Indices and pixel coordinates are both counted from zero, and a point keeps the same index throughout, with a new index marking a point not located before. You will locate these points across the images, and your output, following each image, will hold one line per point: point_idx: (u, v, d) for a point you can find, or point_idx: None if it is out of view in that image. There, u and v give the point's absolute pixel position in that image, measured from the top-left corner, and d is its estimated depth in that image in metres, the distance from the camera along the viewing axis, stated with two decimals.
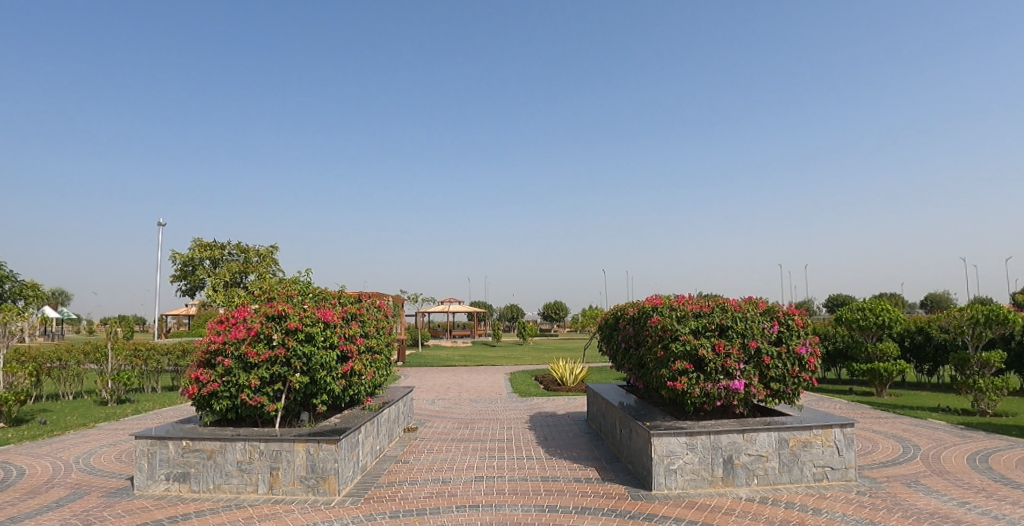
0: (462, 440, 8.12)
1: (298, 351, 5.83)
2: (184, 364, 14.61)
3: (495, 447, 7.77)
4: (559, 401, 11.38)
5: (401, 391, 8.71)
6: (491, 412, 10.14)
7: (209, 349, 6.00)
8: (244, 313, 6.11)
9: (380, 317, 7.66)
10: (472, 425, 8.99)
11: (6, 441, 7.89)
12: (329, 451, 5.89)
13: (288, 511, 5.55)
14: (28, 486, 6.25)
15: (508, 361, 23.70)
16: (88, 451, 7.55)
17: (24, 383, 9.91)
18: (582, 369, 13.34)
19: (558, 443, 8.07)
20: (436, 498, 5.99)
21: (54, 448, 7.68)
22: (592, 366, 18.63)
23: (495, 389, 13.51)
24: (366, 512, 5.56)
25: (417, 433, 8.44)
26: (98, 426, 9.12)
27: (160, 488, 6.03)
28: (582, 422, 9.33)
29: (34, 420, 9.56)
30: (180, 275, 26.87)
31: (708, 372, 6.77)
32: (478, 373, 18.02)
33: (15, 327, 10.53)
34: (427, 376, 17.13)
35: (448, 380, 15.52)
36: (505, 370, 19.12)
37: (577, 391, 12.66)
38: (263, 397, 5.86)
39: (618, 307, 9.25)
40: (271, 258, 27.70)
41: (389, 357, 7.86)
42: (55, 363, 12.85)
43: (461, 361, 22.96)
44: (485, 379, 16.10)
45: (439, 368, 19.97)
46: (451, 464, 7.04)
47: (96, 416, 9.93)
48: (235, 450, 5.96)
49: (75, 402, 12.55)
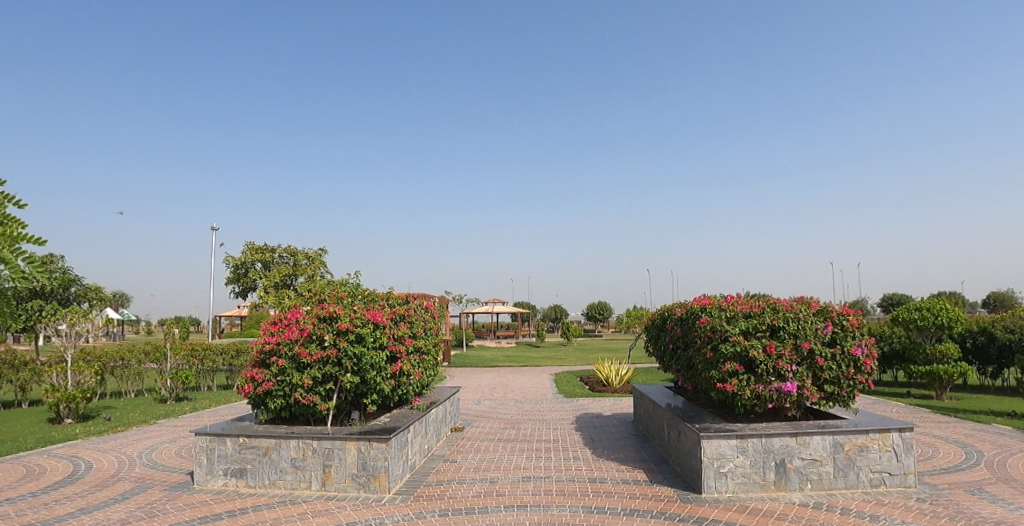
0: (508, 440, 8.11)
1: (349, 352, 5.89)
2: (238, 363, 14.88)
3: (542, 447, 7.72)
4: (606, 402, 11.29)
5: (448, 391, 8.69)
6: (537, 413, 10.11)
7: (263, 349, 6.13)
8: (296, 314, 6.21)
9: (428, 319, 7.58)
10: (518, 426, 8.98)
11: (74, 436, 8.23)
12: (381, 450, 5.99)
13: (340, 508, 5.70)
14: (96, 479, 6.57)
15: (553, 361, 23.66)
16: (150, 447, 7.80)
17: (89, 381, 10.37)
18: (629, 370, 13.22)
19: (605, 445, 7.94)
20: (485, 497, 6.04)
21: (118, 443, 7.98)
22: (638, 368, 18.44)
23: (541, 389, 13.50)
24: (416, 511, 5.67)
25: (464, 433, 8.46)
26: (158, 423, 9.44)
27: (218, 483, 6.23)
28: (630, 424, 9.16)
29: (99, 416, 9.93)
30: (232, 277, 27.74)
31: (760, 374, 6.60)
32: (523, 374, 18.08)
33: (80, 328, 10.75)
34: (473, 377, 17.21)
35: (493, 381, 15.55)
36: (550, 370, 19.12)
37: (624, 393, 12.52)
38: (316, 396, 5.97)
39: (665, 307, 9.05)
40: (320, 260, 28.18)
41: (437, 357, 7.79)
42: (118, 363, 13.42)
43: (506, 362, 23.06)
44: (531, 379, 16.09)
45: (484, 369, 20.05)
46: (499, 464, 7.01)
47: (157, 413, 10.28)
48: (289, 448, 6.10)
49: (136, 400, 12.98)
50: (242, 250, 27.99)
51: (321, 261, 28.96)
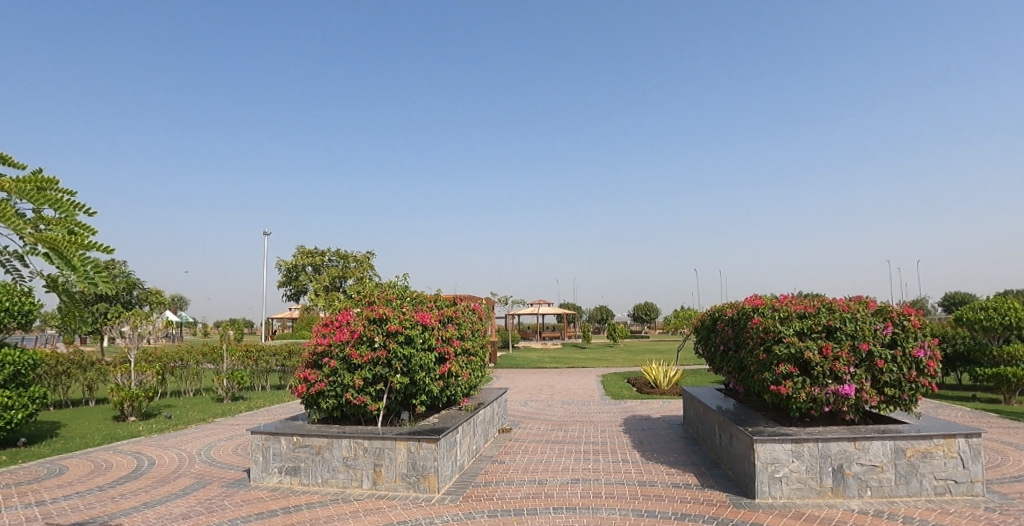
0: (555, 441, 8.08)
1: (399, 353, 5.96)
2: (291, 364, 15.30)
3: (589, 449, 7.67)
4: (654, 404, 11.14)
5: (495, 392, 8.71)
6: (584, 414, 10.05)
7: (316, 351, 6.25)
8: (347, 315, 6.31)
9: (476, 320, 7.61)
10: (566, 428, 8.94)
11: (138, 433, 8.59)
12: (430, 450, 6.03)
13: (391, 507, 5.77)
14: (159, 474, 6.83)
15: (598, 363, 23.55)
16: (208, 444, 8.07)
17: (151, 381, 10.81)
18: (678, 373, 13.03)
19: (654, 448, 7.82)
20: (534, 499, 6.02)
21: (179, 440, 8.29)
22: (686, 370, 18.16)
23: (588, 391, 13.43)
24: (465, 511, 5.69)
25: (511, 434, 8.47)
26: (216, 421, 9.76)
27: (273, 480, 6.39)
28: (679, 427, 9.01)
29: (161, 414, 10.34)
30: (285, 280, 28.63)
31: (816, 376, 6.38)
32: (569, 375, 18.04)
33: (143, 330, 11.24)
34: (519, 378, 17.27)
35: (540, 382, 15.56)
36: (596, 372, 18.98)
37: (673, 395, 12.35)
38: (367, 396, 6.05)
39: (714, 308, 8.87)
40: (369, 263, 28.75)
41: (485, 358, 7.82)
42: (178, 363, 13.97)
43: (551, 363, 23.02)
44: (578, 381, 16.05)
45: (530, 370, 20.11)
46: (547, 465, 6.98)
47: (214, 412, 10.65)
48: (341, 447, 6.20)
49: (195, 399, 13.50)
50: (294, 254, 28.88)
51: (369, 264, 29.55)
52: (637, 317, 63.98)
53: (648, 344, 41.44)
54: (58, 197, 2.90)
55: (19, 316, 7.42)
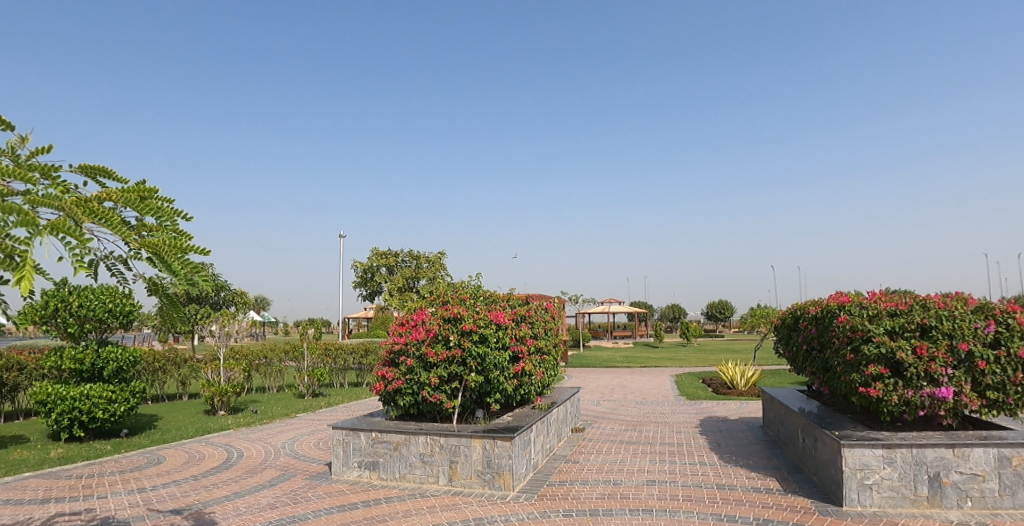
0: (630, 442, 7.98)
1: (473, 351, 6.02)
2: (367, 362, 15.84)
3: (664, 450, 7.53)
4: (730, 405, 10.82)
5: (569, 391, 8.69)
6: (658, 415, 9.89)
7: (393, 349, 6.41)
8: (422, 315, 6.43)
9: (549, 319, 7.61)
10: (640, 428, 8.82)
11: (228, 426, 9.09)
12: (505, 448, 6.08)
13: (467, 504, 5.85)
14: (248, 466, 7.21)
15: (672, 362, 23.11)
16: (292, 438, 8.44)
17: (239, 377, 11.41)
18: (757, 373, 12.55)
19: (732, 450, 7.60)
20: (609, 500, 5.96)
21: (265, 434, 8.70)
22: (764, 370, 17.50)
23: (661, 391, 13.22)
24: (540, 510, 5.70)
25: (585, 433, 8.43)
26: (298, 417, 10.19)
27: (353, 474, 6.60)
28: (758, 429, 8.72)
29: (248, 409, 10.91)
30: (360, 281, 29.75)
31: (909, 378, 6.01)
32: (642, 375, 17.82)
33: (231, 329, 11.89)
34: (591, 377, 17.22)
35: (612, 382, 15.45)
36: (669, 372, 18.62)
37: (751, 396, 11.95)
38: (442, 394, 6.15)
39: (796, 305, 8.52)
40: (440, 263, 29.41)
41: (558, 357, 7.81)
42: (262, 361, 14.73)
43: (623, 363, 22.77)
44: (652, 381, 15.82)
45: (601, 370, 20.00)
46: (622, 466, 6.90)
47: (297, 408, 11.13)
48: (418, 443, 6.34)
49: (280, 395, 14.18)
50: (369, 256, 29.86)
51: (441, 263, 30.20)
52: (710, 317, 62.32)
53: (722, 344, 40.07)
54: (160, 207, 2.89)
55: (121, 316, 7.91)
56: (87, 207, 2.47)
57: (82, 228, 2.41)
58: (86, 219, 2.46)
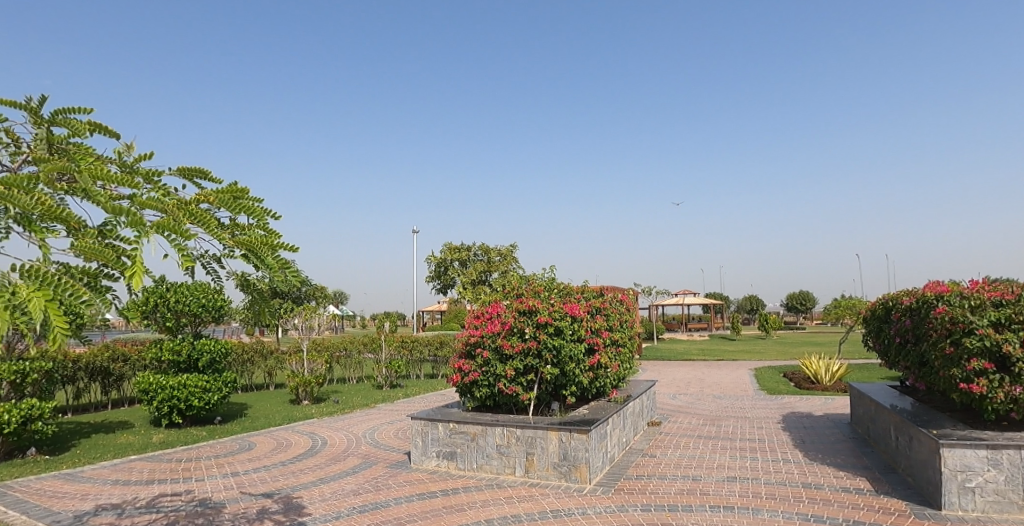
0: (709, 437, 7.83)
1: (549, 344, 6.04)
2: (442, 354, 16.24)
3: (745, 446, 7.35)
4: (815, 401, 10.42)
5: (645, 384, 8.62)
6: (736, 409, 9.66)
7: (469, 341, 6.54)
8: (497, 308, 6.52)
9: (624, 311, 7.56)
10: (719, 423, 8.64)
11: (312, 415, 9.54)
12: (581, 441, 6.08)
13: (544, 495, 5.90)
14: (332, 453, 7.54)
15: (750, 356, 22.44)
16: (372, 428, 8.75)
17: (321, 369, 11.95)
18: (842, 368, 12.10)
19: (818, 448, 7.34)
20: (689, 496, 5.87)
21: (348, 423, 9.07)
22: (851, 365, 16.68)
23: (740, 385, 12.89)
24: (618, 504, 5.67)
25: (662, 428, 8.33)
26: (378, 407, 10.55)
27: (432, 463, 6.79)
28: (845, 426, 8.38)
29: (330, 399, 11.40)
30: (434, 275, 30.53)
31: (1017, 374, 5.60)
32: (720, 368, 17.42)
33: (313, 322, 12.47)
34: (666, 371, 17.00)
35: (688, 375, 15.21)
36: (748, 366, 18.08)
37: (836, 391, 11.46)
38: (518, 386, 6.21)
39: (887, 296, 8.10)
40: (511, 256, 29.78)
41: (633, 350, 7.75)
42: (342, 352, 15.40)
43: (700, 356, 22.32)
44: (730, 374, 15.44)
45: (676, 363, 19.68)
46: (701, 461, 6.79)
47: (376, 398, 11.54)
48: (495, 434, 6.45)
49: (359, 385, 14.75)
50: (442, 250, 30.52)
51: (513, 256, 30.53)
52: (791, 308, 60.04)
53: (804, 338, 37.98)
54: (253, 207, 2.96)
55: (213, 311, 8.42)
56: (187, 210, 2.54)
57: (185, 230, 2.48)
58: (188, 222, 2.54)
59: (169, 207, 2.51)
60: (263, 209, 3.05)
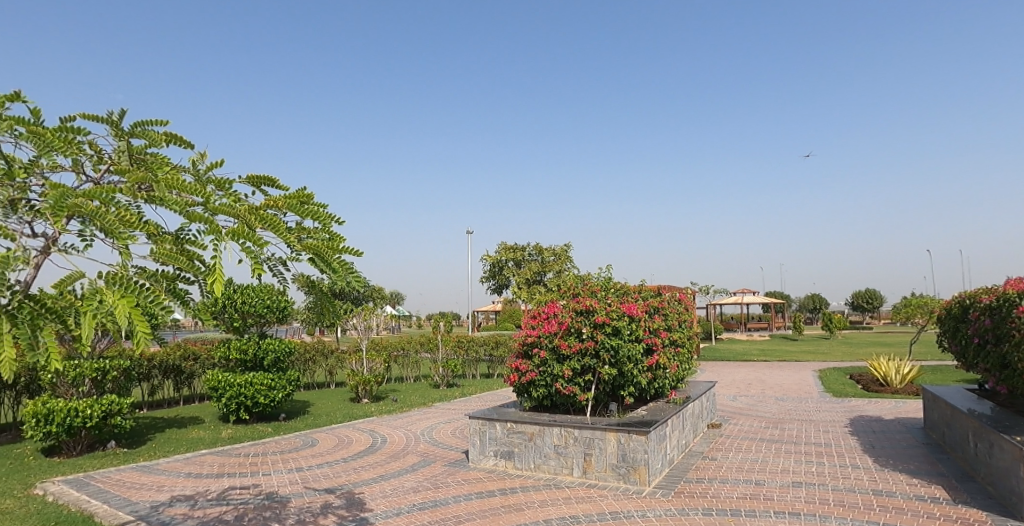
0: (772, 440, 7.66)
1: (607, 344, 6.04)
2: (498, 353, 16.43)
3: (809, 451, 7.16)
4: (884, 404, 10.03)
5: (704, 386, 8.51)
6: (800, 412, 9.41)
7: (526, 341, 6.61)
8: (554, 308, 6.56)
9: (682, 311, 7.49)
10: (782, 426, 8.45)
11: (372, 413, 9.80)
12: (640, 442, 6.04)
13: (602, 496, 5.90)
14: (392, 451, 7.74)
15: (814, 357, 21.72)
16: (430, 426, 8.93)
17: (380, 368, 12.26)
18: (914, 370, 11.62)
19: (888, 453, 7.08)
20: (752, 500, 5.75)
21: (407, 421, 9.29)
22: (923, 367, 15.91)
23: (803, 387, 12.55)
24: (678, 507, 5.61)
25: (722, 430, 8.20)
26: (435, 406, 10.76)
27: (489, 462, 6.89)
28: (918, 432, 8.04)
29: (390, 398, 11.68)
30: (489, 275, 30.90)
31: None
32: (781, 370, 16.98)
33: (373, 322, 12.84)
34: (725, 371, 16.71)
35: (749, 377, 14.90)
36: (811, 367, 17.54)
37: (907, 394, 11.00)
38: (575, 386, 6.23)
39: (965, 295, 7.72)
40: (566, 256, 29.85)
41: (692, 350, 7.66)
42: (400, 352, 15.79)
43: (760, 356, 21.78)
44: (791, 376, 15.03)
45: (735, 364, 19.28)
46: (764, 466, 6.66)
47: (434, 397, 11.76)
48: (552, 435, 6.50)
49: (417, 384, 15.05)
50: (496, 249, 30.69)
51: (568, 256, 30.57)
52: (857, 305, 58.44)
53: (873, 338, 36.04)
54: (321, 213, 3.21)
55: (276, 311, 8.79)
56: (259, 216, 2.94)
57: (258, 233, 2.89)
58: (259, 226, 2.94)
59: (244, 213, 2.93)
60: (329, 213, 3.28)
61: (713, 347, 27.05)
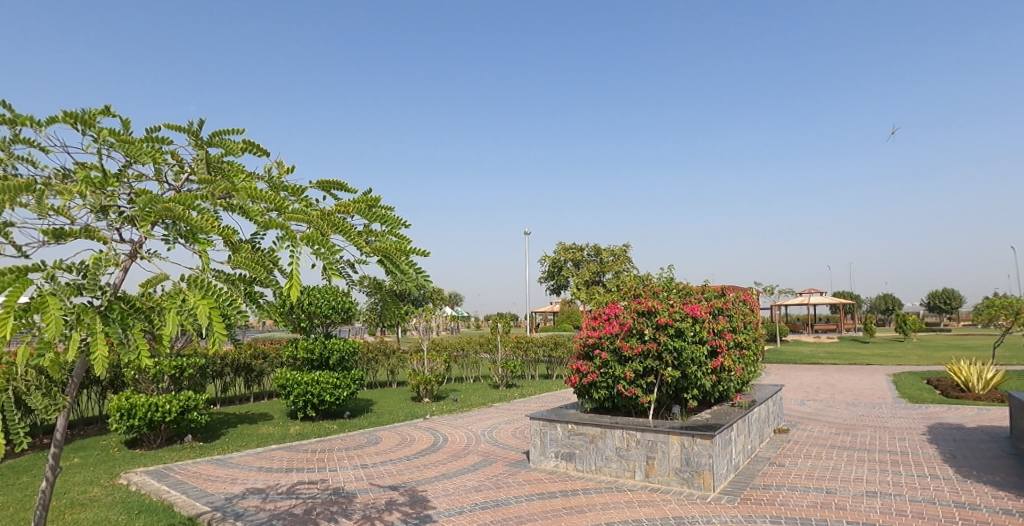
0: (843, 447, 7.43)
1: (670, 346, 6.01)
2: (557, 354, 16.53)
3: (883, 459, 6.91)
4: (966, 411, 9.55)
5: (770, 389, 8.35)
6: (872, 418, 9.08)
7: (586, 342, 6.64)
8: (615, 309, 6.58)
9: (747, 312, 7.38)
10: (854, 432, 8.19)
11: (433, 412, 10.04)
12: (705, 447, 5.98)
13: (666, 501, 5.86)
14: (453, 450, 7.91)
15: (887, 360, 20.80)
16: (490, 426, 9.07)
17: (440, 368, 12.52)
18: (999, 375, 11.01)
19: (970, 464, 6.75)
20: (823, 509, 5.59)
21: (467, 421, 9.46)
22: (1009, 372, 14.98)
23: (874, 392, 12.09)
24: (744, 514, 5.51)
25: (790, 435, 8.02)
26: (495, 406, 10.92)
27: (550, 464, 6.96)
28: (1004, 441, 7.63)
29: (450, 397, 11.91)
30: (548, 276, 31.13)
31: None
32: (851, 374, 16.38)
33: (433, 323, 13.16)
34: (791, 375, 16.27)
35: (816, 381, 14.46)
36: (883, 371, 16.83)
37: (991, 401, 10.42)
38: (638, 389, 6.22)
39: None
40: (625, 256, 29.70)
41: (757, 353, 7.53)
42: (460, 352, 16.13)
43: (828, 359, 21.05)
44: (862, 380, 14.47)
45: (802, 367, 18.71)
46: (836, 474, 6.48)
47: (493, 397, 11.92)
48: (614, 437, 6.52)
49: (477, 385, 15.28)
50: (555, 249, 31.05)
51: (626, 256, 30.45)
52: (931, 304, 56.28)
53: (949, 340, 34.18)
54: (388, 216, 3.53)
55: (341, 312, 9.14)
56: (331, 221, 3.27)
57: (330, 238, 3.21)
58: (331, 231, 3.26)
59: (317, 219, 3.26)
60: (395, 217, 3.58)
61: (774, 349, 26.27)
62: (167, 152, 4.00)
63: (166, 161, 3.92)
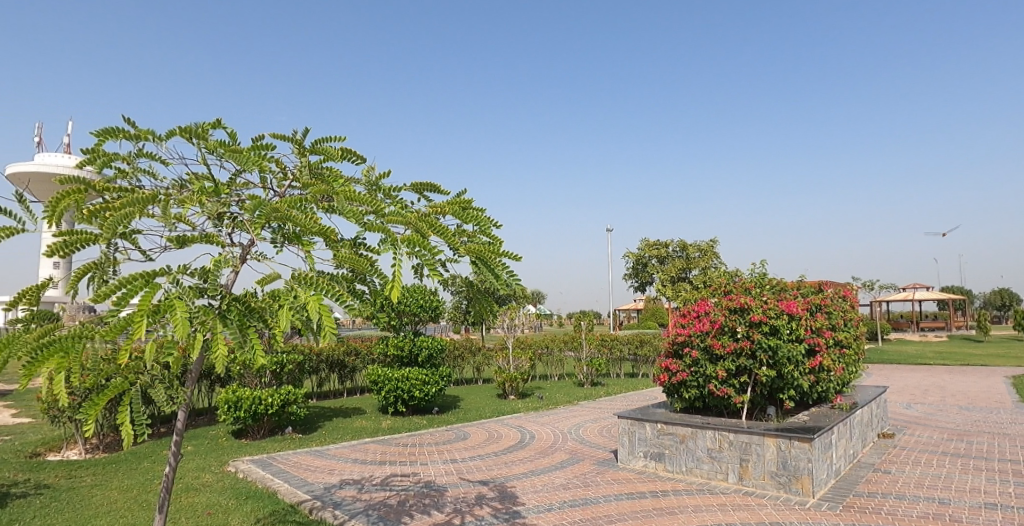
0: (956, 455, 6.99)
1: (764, 344, 5.90)
2: (643, 352, 16.42)
3: (1003, 469, 6.45)
4: None
5: (873, 392, 7.98)
6: (989, 424, 8.45)
7: (676, 341, 6.63)
8: (705, 306, 6.54)
9: (847, 309, 7.12)
10: (968, 439, 7.69)
11: (519, 410, 10.26)
12: (803, 450, 5.81)
13: (761, 505, 5.74)
14: (541, 447, 8.09)
15: (1009, 361, 19.08)
16: (577, 425, 9.18)
17: (525, 366, 12.74)
18: None
19: None
20: (935, 520, 5.28)
21: (553, 418, 9.61)
22: None
23: (993, 396, 11.21)
24: (847, 521, 5.31)
25: (896, 440, 7.64)
26: (581, 404, 11.00)
27: (639, 463, 7.00)
28: None
29: (535, 395, 12.09)
30: (632, 272, 30.96)
31: None
32: (966, 375, 15.20)
33: (517, 320, 13.44)
34: (897, 376, 15.33)
35: (926, 382, 13.56)
36: (1004, 373, 15.48)
37: None
38: (730, 388, 6.13)
39: None
40: (712, 251, 28.98)
41: (859, 352, 7.25)
42: (545, 350, 16.36)
43: (937, 360, 19.63)
44: (978, 383, 13.42)
45: (910, 368, 17.55)
46: (949, 483, 6.12)
47: (578, 395, 12.00)
48: (705, 438, 6.47)
49: (561, 382, 15.43)
50: (638, 246, 30.84)
51: (713, 252, 29.74)
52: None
53: None
54: (479, 216, 3.68)
55: (428, 310, 9.54)
56: (427, 222, 3.44)
57: (428, 238, 3.39)
58: (429, 231, 3.44)
59: (414, 220, 3.44)
60: (486, 218, 3.74)
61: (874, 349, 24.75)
62: (271, 159, 4.28)
63: (270, 169, 4.20)
